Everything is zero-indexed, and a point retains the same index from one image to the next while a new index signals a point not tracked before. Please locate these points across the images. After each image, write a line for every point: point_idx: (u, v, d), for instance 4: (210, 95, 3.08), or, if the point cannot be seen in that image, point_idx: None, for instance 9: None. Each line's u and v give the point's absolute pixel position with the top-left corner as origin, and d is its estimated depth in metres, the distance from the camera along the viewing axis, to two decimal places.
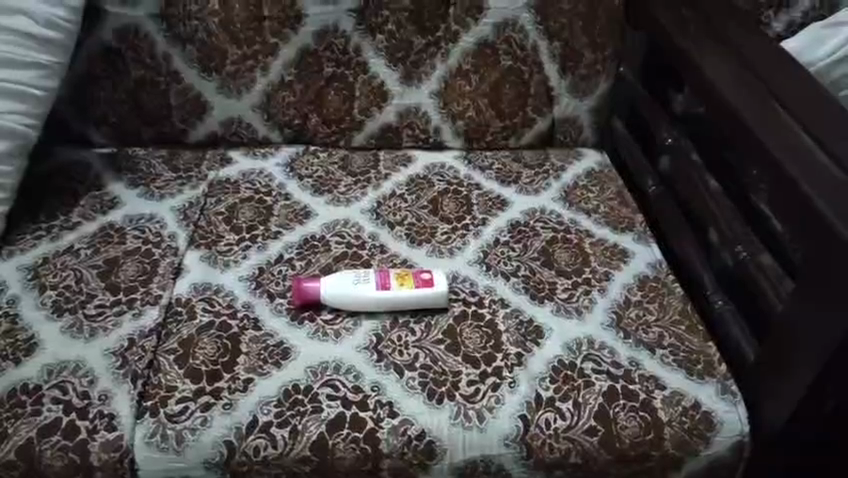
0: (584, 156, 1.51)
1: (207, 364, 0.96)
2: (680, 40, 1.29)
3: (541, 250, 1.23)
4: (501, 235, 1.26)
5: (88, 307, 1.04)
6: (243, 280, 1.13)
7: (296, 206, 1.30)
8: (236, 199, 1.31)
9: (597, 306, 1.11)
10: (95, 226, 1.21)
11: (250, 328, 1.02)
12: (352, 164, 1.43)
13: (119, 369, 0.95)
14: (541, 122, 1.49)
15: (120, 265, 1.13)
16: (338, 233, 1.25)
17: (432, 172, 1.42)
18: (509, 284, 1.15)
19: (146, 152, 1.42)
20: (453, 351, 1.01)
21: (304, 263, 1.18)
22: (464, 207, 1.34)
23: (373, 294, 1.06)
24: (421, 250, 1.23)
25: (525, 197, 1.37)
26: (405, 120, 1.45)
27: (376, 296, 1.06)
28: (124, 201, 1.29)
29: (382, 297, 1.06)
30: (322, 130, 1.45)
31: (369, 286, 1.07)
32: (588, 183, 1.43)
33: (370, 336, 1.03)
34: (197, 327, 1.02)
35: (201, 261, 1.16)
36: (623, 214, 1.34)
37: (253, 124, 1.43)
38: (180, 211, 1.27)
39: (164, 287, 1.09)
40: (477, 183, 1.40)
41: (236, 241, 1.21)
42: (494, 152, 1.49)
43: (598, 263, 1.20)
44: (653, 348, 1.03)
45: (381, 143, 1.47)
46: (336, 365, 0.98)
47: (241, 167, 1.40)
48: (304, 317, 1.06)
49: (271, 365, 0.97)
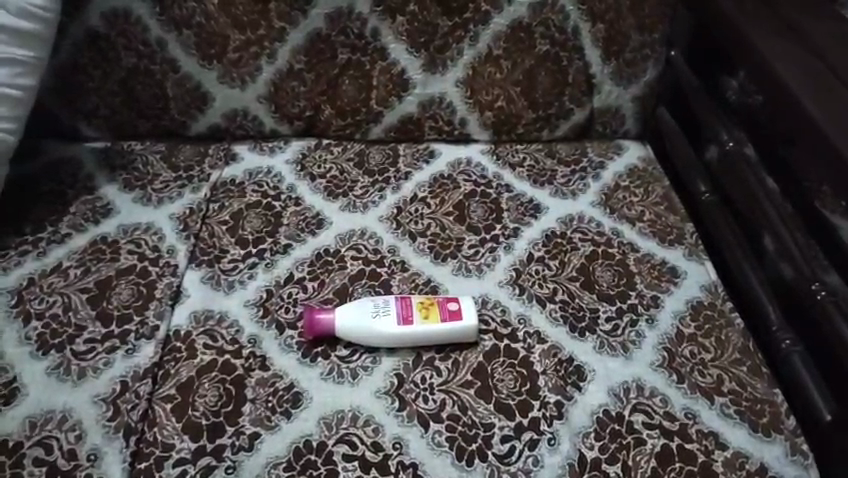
0: (626, 150, 1.36)
1: (207, 417, 0.86)
2: (746, 24, 1.11)
3: (580, 268, 1.10)
4: (535, 249, 1.13)
5: (77, 343, 0.94)
6: (250, 306, 1.01)
7: (307, 213, 1.17)
8: (240, 204, 1.18)
9: (646, 340, 0.98)
10: (86, 239, 1.10)
11: (256, 369, 0.92)
12: (368, 160, 1.29)
13: (110, 421, 0.85)
14: (580, 112, 1.33)
15: (112, 288, 1.02)
16: (354, 246, 1.12)
17: (457, 170, 1.27)
18: (545, 311, 1.02)
19: (143, 147, 1.29)
20: (484, 397, 0.90)
21: (316, 285, 1.06)
22: (492, 214, 1.20)
23: (395, 330, 0.95)
24: (445, 267, 1.10)
25: (561, 201, 1.23)
26: (427, 111, 1.30)
27: (398, 333, 0.95)
28: (117, 207, 1.16)
29: (404, 333, 0.95)
30: (335, 122, 1.30)
31: (390, 320, 0.95)
32: (631, 183, 1.28)
33: (391, 376, 0.92)
34: (196, 367, 0.91)
35: (202, 282, 1.04)
36: (671, 222, 1.20)
37: (259, 116, 1.29)
38: (179, 219, 1.15)
39: (161, 315, 0.98)
40: (507, 182, 1.26)
41: (242, 257, 1.09)
42: (526, 145, 1.34)
43: (644, 286, 1.07)
44: (712, 396, 0.91)
45: (400, 136, 1.33)
46: (353, 415, 0.88)
47: (246, 164, 1.26)
48: (316, 353, 0.94)
49: (280, 416, 0.87)
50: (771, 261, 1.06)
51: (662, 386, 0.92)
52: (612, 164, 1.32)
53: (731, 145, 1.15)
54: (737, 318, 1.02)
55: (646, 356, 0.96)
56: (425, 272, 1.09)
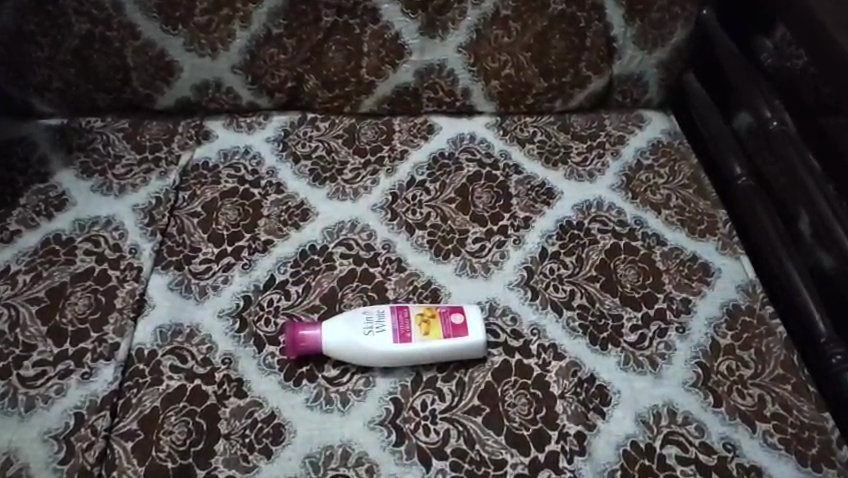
0: (649, 122, 1.20)
1: (174, 459, 0.75)
2: None
3: (600, 266, 0.97)
4: (549, 243, 1.00)
5: (26, 366, 0.82)
6: (224, 317, 0.88)
7: (290, 202, 1.03)
8: (213, 193, 1.04)
9: (677, 355, 0.87)
10: (37, 238, 0.96)
11: (231, 396, 0.80)
12: (359, 137, 1.14)
13: (62, 464, 0.74)
14: (599, 80, 1.17)
15: (67, 298, 0.89)
16: (343, 242, 0.99)
17: (459, 149, 1.13)
18: (562, 321, 0.90)
19: (104, 123, 1.14)
20: (494, 427, 0.79)
21: (301, 289, 0.92)
22: (499, 201, 1.06)
23: (393, 350, 0.82)
24: (447, 265, 0.97)
25: (576, 184, 1.09)
26: (425, 81, 1.14)
27: (395, 352, 0.82)
28: (74, 197, 1.02)
29: (403, 353, 0.82)
30: (321, 94, 1.14)
31: (387, 338, 0.83)
32: (656, 162, 1.13)
33: (387, 403, 0.81)
34: (162, 397, 0.79)
35: (170, 288, 0.91)
36: (702, 208, 1.06)
37: (234, 88, 1.13)
38: (144, 211, 1.00)
39: (122, 332, 0.86)
40: (516, 162, 1.12)
41: (216, 257, 0.95)
42: (536, 118, 1.19)
43: (673, 287, 0.95)
44: (753, 423, 0.80)
45: (395, 108, 1.17)
46: (344, 451, 0.76)
47: (220, 144, 1.11)
48: (301, 375, 0.82)
49: (258, 455, 0.75)
50: (807, 249, 0.92)
51: (696, 411, 0.81)
52: (633, 139, 1.17)
53: (775, 125, 0.99)
54: (780, 326, 0.90)
55: (677, 374, 0.84)
56: (424, 272, 0.96)
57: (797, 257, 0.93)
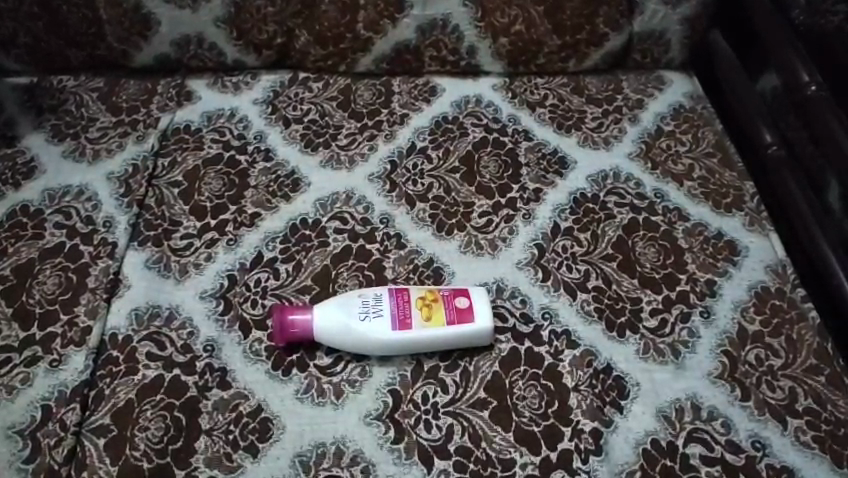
0: (669, 85, 1.10)
1: (150, 458, 0.68)
2: None
3: (617, 244, 0.89)
4: (561, 217, 0.91)
5: None
6: (206, 299, 0.81)
7: (279, 171, 0.95)
8: (196, 160, 0.95)
9: (701, 343, 0.80)
10: (2, 210, 0.88)
11: (213, 388, 0.73)
12: (355, 99, 1.04)
13: (27, 463, 0.68)
14: (617, 37, 1.05)
15: (34, 277, 0.81)
16: (337, 216, 0.90)
17: (464, 113, 1.03)
18: (575, 304, 0.82)
19: (77, 83, 1.03)
20: (501, 423, 0.72)
21: (291, 268, 0.84)
22: (507, 171, 0.97)
23: (392, 339, 0.75)
24: (450, 242, 0.89)
25: (592, 152, 1.00)
26: (428, 37, 1.03)
27: (394, 342, 0.75)
28: (43, 164, 0.93)
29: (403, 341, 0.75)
30: (313, 51, 1.04)
31: (385, 326, 0.75)
32: (678, 128, 1.04)
33: (384, 395, 0.74)
34: (137, 388, 0.73)
35: (148, 266, 0.83)
36: (728, 180, 0.97)
37: (218, 44, 1.03)
38: (120, 180, 0.92)
39: (94, 314, 0.78)
40: (526, 127, 1.02)
41: (198, 231, 0.87)
42: (548, 79, 1.08)
43: (696, 268, 0.87)
44: (784, 419, 0.74)
45: (394, 68, 1.07)
46: (337, 449, 0.70)
47: (203, 107, 1.02)
48: (291, 364, 0.75)
49: (243, 454, 0.69)
50: (836, 224, 0.85)
51: (721, 406, 0.75)
52: (652, 103, 1.07)
53: (812, 91, 0.89)
54: (813, 311, 0.82)
55: (701, 365, 0.78)
56: (426, 250, 0.88)
57: (828, 233, 0.85)
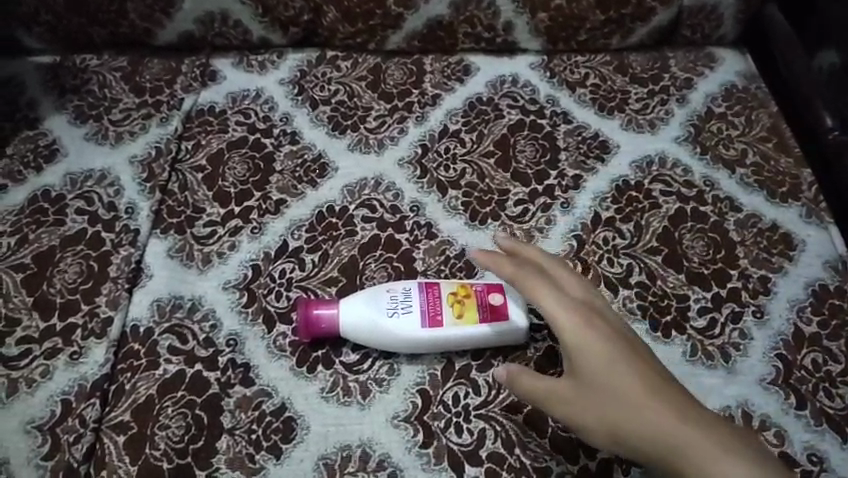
0: (720, 62, 1.01)
1: (170, 458, 0.67)
2: None
3: (663, 236, 0.83)
4: (602, 207, 0.86)
5: (8, 344, 0.74)
6: (229, 290, 0.78)
7: (305, 156, 0.91)
8: (220, 143, 0.92)
9: (754, 346, 0.75)
10: (24, 195, 0.86)
11: (236, 385, 0.71)
12: (385, 79, 0.98)
13: (45, 461, 0.67)
14: (666, 12, 0.97)
15: (55, 265, 0.79)
16: (365, 203, 0.86)
17: (498, 93, 0.97)
18: (618, 301, 0.78)
19: (100, 62, 1.00)
20: (536, 428, 0.68)
21: (317, 258, 0.81)
22: (544, 156, 0.91)
23: (422, 336, 0.71)
24: (485, 233, 0.84)
25: (636, 136, 0.93)
26: (462, 13, 0.97)
27: (425, 339, 0.71)
28: (65, 147, 0.91)
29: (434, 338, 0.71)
30: (341, 28, 0.98)
31: (413, 322, 0.71)
32: (730, 110, 0.96)
33: (413, 395, 0.71)
34: (158, 384, 0.71)
35: (170, 255, 0.81)
36: (784, 167, 0.90)
37: (243, 21, 0.98)
38: (142, 164, 0.89)
39: (115, 305, 0.76)
40: (565, 109, 0.96)
41: (222, 218, 0.84)
42: (589, 56, 1.01)
43: (749, 263, 0.81)
44: (844, 431, 0.70)
45: (427, 45, 1.01)
46: (363, 453, 0.68)
47: (227, 87, 0.98)
48: (315, 361, 0.73)
49: (266, 455, 0.67)
50: None
51: (775, 415, 0.71)
52: (701, 82, 0.98)
53: None
54: None
55: (753, 369, 0.74)
56: (458, 240, 0.83)
57: None
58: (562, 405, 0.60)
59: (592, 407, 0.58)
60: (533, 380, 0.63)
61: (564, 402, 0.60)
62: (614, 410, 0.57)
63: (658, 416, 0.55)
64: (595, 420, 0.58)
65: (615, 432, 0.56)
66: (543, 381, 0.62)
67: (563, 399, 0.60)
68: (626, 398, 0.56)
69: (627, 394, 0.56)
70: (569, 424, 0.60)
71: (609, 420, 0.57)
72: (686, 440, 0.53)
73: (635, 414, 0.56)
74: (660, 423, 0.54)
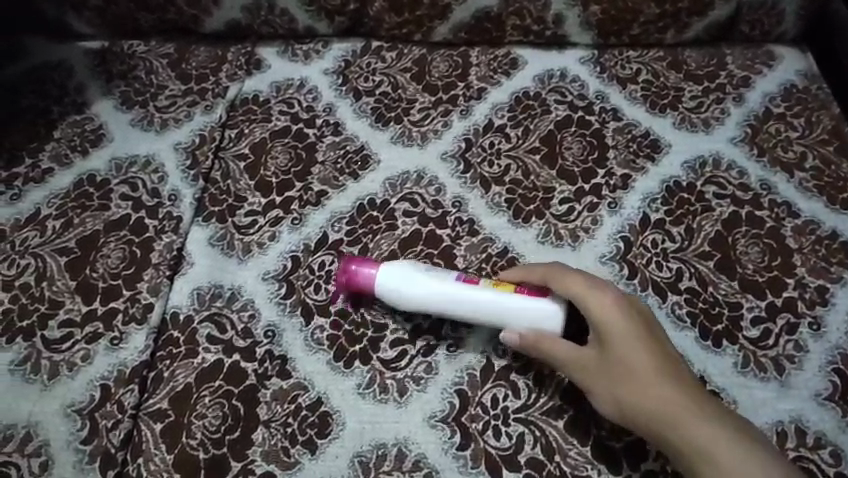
0: (781, 60, 0.96)
1: (206, 448, 0.67)
2: None
3: (715, 241, 0.80)
4: (652, 208, 0.83)
5: (51, 327, 0.75)
6: (269, 281, 0.77)
7: (348, 147, 0.90)
8: (263, 132, 0.91)
9: (809, 359, 0.72)
10: (70, 179, 0.86)
11: (273, 377, 0.71)
12: (430, 70, 0.96)
13: (85, 445, 0.68)
14: (725, 7, 0.93)
15: (99, 250, 0.80)
16: (407, 197, 0.85)
17: (546, 88, 0.95)
18: (666, 307, 0.75)
19: (147, 48, 1.00)
20: (577, 435, 0.66)
21: (357, 252, 0.80)
22: (592, 153, 0.88)
23: (455, 291, 0.69)
24: (529, 231, 0.82)
25: (689, 135, 0.90)
26: (511, 5, 0.94)
27: (457, 294, 0.69)
28: (110, 133, 0.91)
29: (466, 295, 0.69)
30: (387, 18, 0.97)
31: (451, 279, 0.70)
32: (790, 111, 0.91)
33: (451, 396, 0.69)
34: (196, 372, 0.71)
35: (211, 244, 0.80)
36: (847, 172, 0.85)
37: (289, 10, 0.97)
38: (185, 151, 0.89)
39: (156, 292, 0.77)
40: (615, 105, 0.93)
41: (263, 208, 0.84)
42: (642, 51, 0.98)
43: (807, 272, 0.77)
44: None
45: (474, 36, 0.98)
46: (399, 452, 0.67)
47: (272, 76, 0.97)
48: (353, 356, 0.72)
49: (301, 450, 0.67)
50: None
51: (831, 433, 0.68)
52: (760, 81, 0.94)
53: None
54: None
55: (808, 384, 0.70)
56: (501, 238, 0.82)
57: None
58: (588, 377, 0.64)
59: (623, 391, 0.62)
60: (552, 343, 0.66)
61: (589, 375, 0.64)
62: (640, 397, 0.61)
63: (685, 413, 0.59)
64: (619, 398, 0.62)
65: (633, 412, 0.61)
66: (567, 349, 0.65)
67: (590, 371, 0.64)
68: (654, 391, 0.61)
69: (656, 385, 0.61)
70: (588, 392, 0.65)
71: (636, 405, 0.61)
72: (703, 436, 0.58)
73: (660, 405, 0.60)
74: (686, 420, 0.59)
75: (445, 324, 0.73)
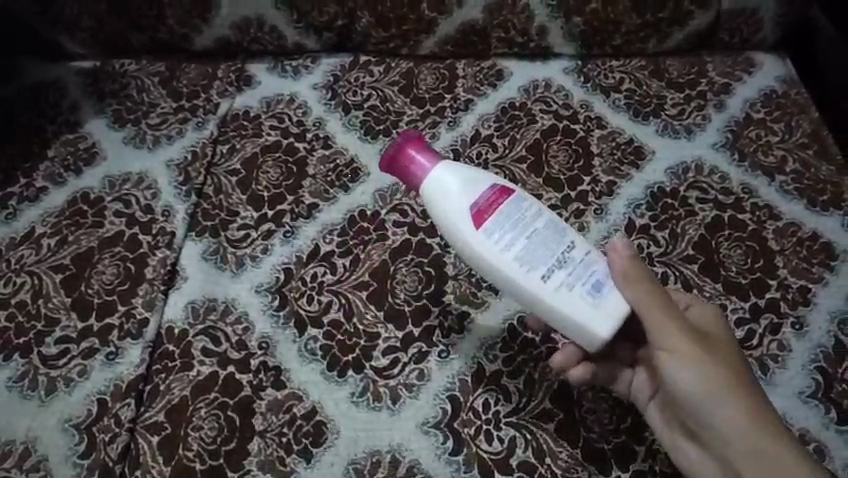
0: (760, 66, 0.98)
1: (203, 459, 0.68)
2: None
3: (699, 244, 0.82)
4: (637, 214, 0.85)
5: (47, 344, 0.76)
6: (262, 293, 0.78)
7: (338, 160, 0.91)
8: (254, 147, 0.92)
9: (793, 358, 0.74)
10: (64, 197, 0.88)
11: (268, 387, 0.72)
12: (417, 83, 0.98)
13: (83, 458, 0.69)
14: (704, 15, 0.95)
15: (93, 266, 0.81)
16: (397, 208, 0.85)
17: (532, 98, 0.97)
18: None
19: (138, 66, 1.01)
20: (568, 438, 0.67)
21: (348, 262, 0.80)
22: (578, 161, 0.90)
23: (528, 195, 0.66)
24: None
25: (672, 142, 0.92)
26: (495, 17, 0.96)
27: (530, 204, 0.65)
28: (103, 151, 0.92)
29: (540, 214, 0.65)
30: (375, 33, 0.99)
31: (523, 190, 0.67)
32: (769, 116, 0.93)
33: (443, 401, 0.70)
34: (192, 385, 0.72)
35: (204, 258, 0.82)
36: (826, 175, 0.87)
37: (278, 27, 0.99)
38: (178, 167, 0.90)
39: (151, 306, 0.78)
40: (599, 114, 0.95)
41: (255, 222, 0.85)
42: (625, 61, 1.00)
43: (789, 273, 0.79)
44: None
45: (460, 49, 1.00)
46: (393, 458, 0.68)
47: (262, 92, 0.98)
48: (347, 365, 0.73)
49: (297, 458, 0.68)
50: None
51: (815, 430, 0.69)
52: (740, 87, 0.96)
53: None
54: None
55: (791, 382, 0.72)
56: None
57: None
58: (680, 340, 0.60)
59: (713, 365, 0.59)
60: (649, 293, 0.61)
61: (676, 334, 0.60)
62: (728, 383, 0.59)
63: (764, 417, 0.58)
64: (715, 369, 0.59)
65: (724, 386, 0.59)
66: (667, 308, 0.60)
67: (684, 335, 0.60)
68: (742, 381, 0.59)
69: (745, 382, 0.60)
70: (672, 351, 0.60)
71: (722, 384, 0.58)
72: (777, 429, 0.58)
73: (742, 395, 0.58)
74: (759, 424, 0.58)
75: (436, 332, 0.75)
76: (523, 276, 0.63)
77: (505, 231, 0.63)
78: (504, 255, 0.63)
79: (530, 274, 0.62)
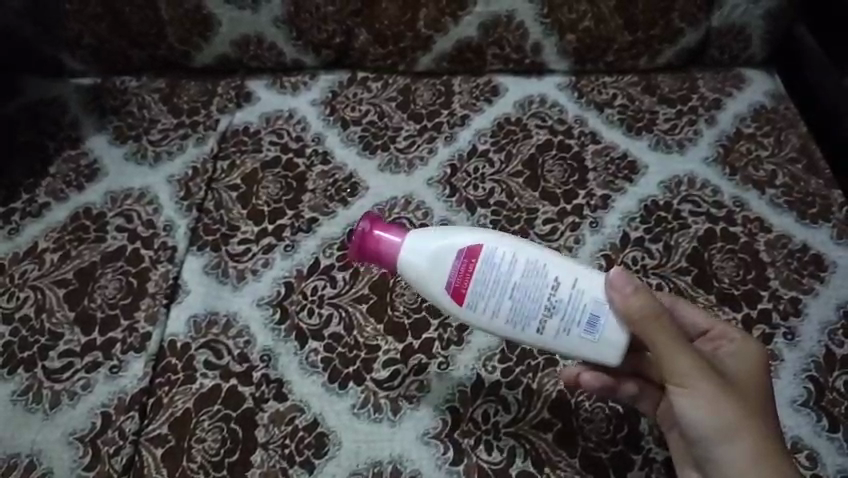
0: (750, 82, 1.01)
1: (207, 471, 0.69)
2: None
3: (693, 257, 0.84)
4: (631, 227, 0.87)
5: (51, 358, 0.77)
6: (263, 307, 0.79)
7: (337, 175, 0.92)
8: (255, 163, 0.94)
9: (784, 367, 0.75)
10: (66, 212, 0.89)
11: (270, 400, 0.73)
12: (415, 99, 1.00)
13: (87, 470, 0.70)
14: (694, 33, 0.97)
15: (96, 281, 0.82)
16: None
17: (527, 114, 0.98)
18: None
19: (139, 84, 1.03)
20: (566, 448, 0.69)
21: (348, 275, 0.82)
22: (573, 175, 0.92)
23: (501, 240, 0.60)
24: None
25: (665, 156, 0.94)
26: (491, 35, 0.98)
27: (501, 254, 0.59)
28: (105, 166, 0.94)
29: (517, 258, 0.59)
30: (372, 51, 1.00)
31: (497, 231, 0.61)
32: (760, 131, 0.95)
33: (443, 413, 0.71)
34: (195, 398, 0.73)
35: (206, 272, 0.83)
36: (814, 188, 0.89)
37: (277, 44, 1.00)
38: (179, 183, 0.91)
39: (154, 320, 0.79)
40: (594, 129, 0.97)
41: (256, 236, 0.86)
42: (618, 77, 1.02)
43: (780, 284, 0.81)
44: None
45: (455, 66, 1.02)
46: (394, 469, 0.69)
47: (261, 107, 1.00)
48: (347, 377, 0.74)
49: (299, 469, 0.69)
50: None
51: (807, 437, 0.71)
52: (730, 103, 0.98)
53: None
54: None
55: (784, 391, 0.74)
56: None
57: None
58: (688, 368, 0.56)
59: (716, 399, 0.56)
60: (655, 325, 0.55)
61: (684, 366, 0.55)
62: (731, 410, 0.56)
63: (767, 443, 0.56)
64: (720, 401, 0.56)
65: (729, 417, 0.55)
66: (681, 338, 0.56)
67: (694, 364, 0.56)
68: (744, 416, 0.56)
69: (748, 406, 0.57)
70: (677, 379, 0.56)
71: (721, 418, 0.55)
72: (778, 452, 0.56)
73: (744, 432, 0.55)
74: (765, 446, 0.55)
75: (435, 344, 0.76)
76: (518, 336, 0.60)
77: (486, 296, 0.59)
78: (494, 321, 0.60)
79: (525, 332, 0.60)
